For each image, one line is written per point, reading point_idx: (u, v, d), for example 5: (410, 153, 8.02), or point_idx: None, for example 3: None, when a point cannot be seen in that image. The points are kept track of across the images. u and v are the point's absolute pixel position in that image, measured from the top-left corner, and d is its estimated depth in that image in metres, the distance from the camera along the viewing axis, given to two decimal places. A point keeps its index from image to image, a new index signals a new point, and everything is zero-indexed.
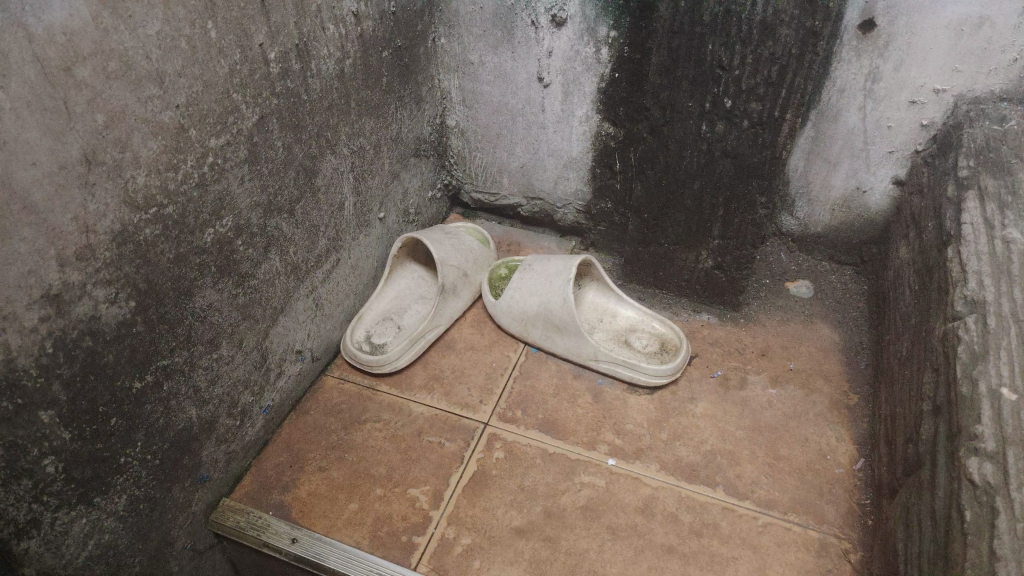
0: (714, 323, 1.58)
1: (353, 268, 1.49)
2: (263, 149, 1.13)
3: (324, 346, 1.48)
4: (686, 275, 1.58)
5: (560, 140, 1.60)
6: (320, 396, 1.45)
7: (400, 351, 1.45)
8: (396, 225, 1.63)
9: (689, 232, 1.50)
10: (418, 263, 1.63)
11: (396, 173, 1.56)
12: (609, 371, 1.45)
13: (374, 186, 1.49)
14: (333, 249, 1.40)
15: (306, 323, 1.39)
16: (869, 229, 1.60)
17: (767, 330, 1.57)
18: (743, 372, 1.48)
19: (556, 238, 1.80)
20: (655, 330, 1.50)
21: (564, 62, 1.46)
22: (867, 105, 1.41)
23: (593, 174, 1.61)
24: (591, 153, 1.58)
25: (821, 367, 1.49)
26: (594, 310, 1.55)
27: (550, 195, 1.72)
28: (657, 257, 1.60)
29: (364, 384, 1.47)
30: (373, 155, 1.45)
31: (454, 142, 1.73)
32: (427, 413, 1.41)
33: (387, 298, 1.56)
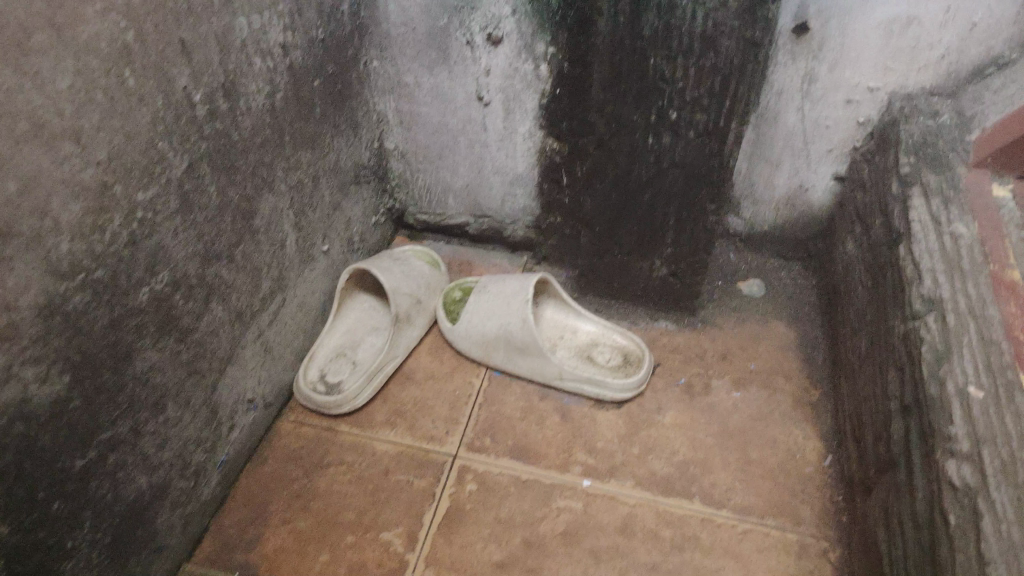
0: (673, 330, 1.57)
1: (301, 306, 1.43)
2: (195, 196, 1.07)
3: (277, 391, 1.40)
4: (642, 284, 1.57)
5: (504, 158, 1.57)
6: (277, 443, 1.38)
7: (358, 389, 1.40)
8: (342, 256, 1.56)
9: (642, 242, 1.49)
10: (367, 293, 1.58)
11: (337, 203, 1.50)
12: (576, 390, 1.42)
13: (315, 220, 1.43)
14: (278, 289, 1.33)
15: (256, 369, 1.32)
16: (813, 225, 1.65)
17: (724, 333, 1.57)
18: (707, 377, 1.48)
19: (507, 253, 1.77)
20: (617, 343, 1.48)
21: (503, 80, 1.43)
22: (804, 106, 1.45)
23: (539, 189, 1.60)
24: (537, 169, 1.56)
25: (782, 366, 1.50)
26: (555, 328, 1.52)
27: (498, 212, 1.69)
28: (611, 268, 1.57)
29: (323, 427, 1.40)
30: (312, 187, 1.39)
31: (393, 164, 1.69)
32: (392, 450, 1.35)
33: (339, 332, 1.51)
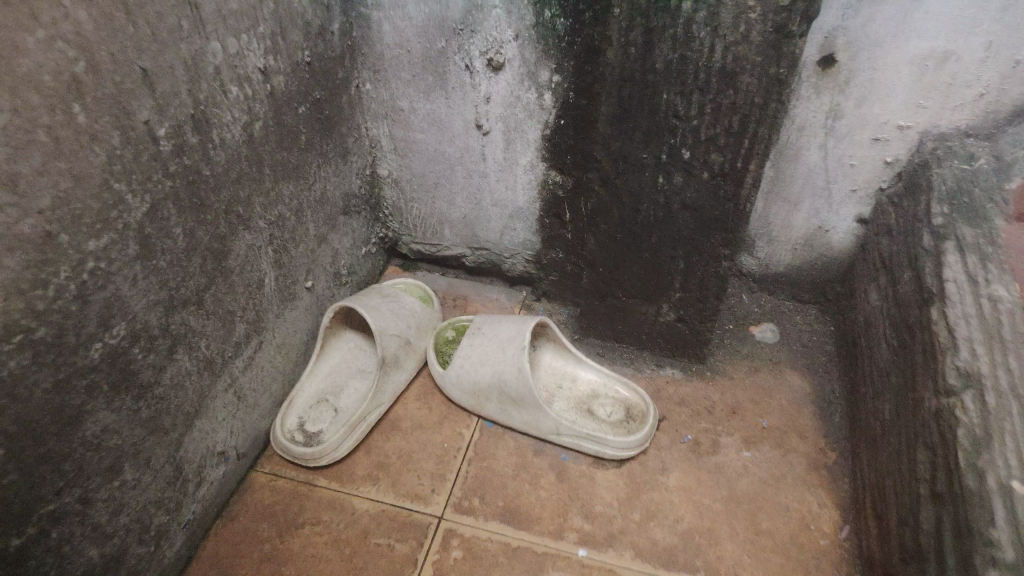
0: (679, 379, 1.46)
1: (280, 348, 1.32)
2: (159, 240, 0.97)
3: (252, 440, 1.30)
4: (647, 329, 1.46)
5: (504, 190, 1.47)
6: (250, 497, 1.28)
7: (339, 440, 1.29)
8: (328, 291, 1.46)
9: (648, 286, 1.38)
10: (353, 332, 1.48)
11: (323, 236, 1.40)
12: (573, 446, 1.32)
13: (298, 255, 1.33)
14: (254, 332, 1.23)
15: (227, 420, 1.22)
16: (832, 268, 1.54)
17: (735, 383, 1.46)
18: (715, 434, 1.37)
19: (505, 288, 1.67)
20: (619, 394, 1.37)
21: (504, 108, 1.33)
22: (828, 143, 1.35)
23: (541, 224, 1.49)
24: (538, 203, 1.46)
25: (795, 423, 1.39)
26: (553, 375, 1.41)
27: (496, 246, 1.59)
28: (614, 311, 1.47)
29: (300, 479, 1.30)
30: (295, 221, 1.29)
31: (386, 192, 1.59)
32: (373, 509, 1.25)
33: (322, 376, 1.41)
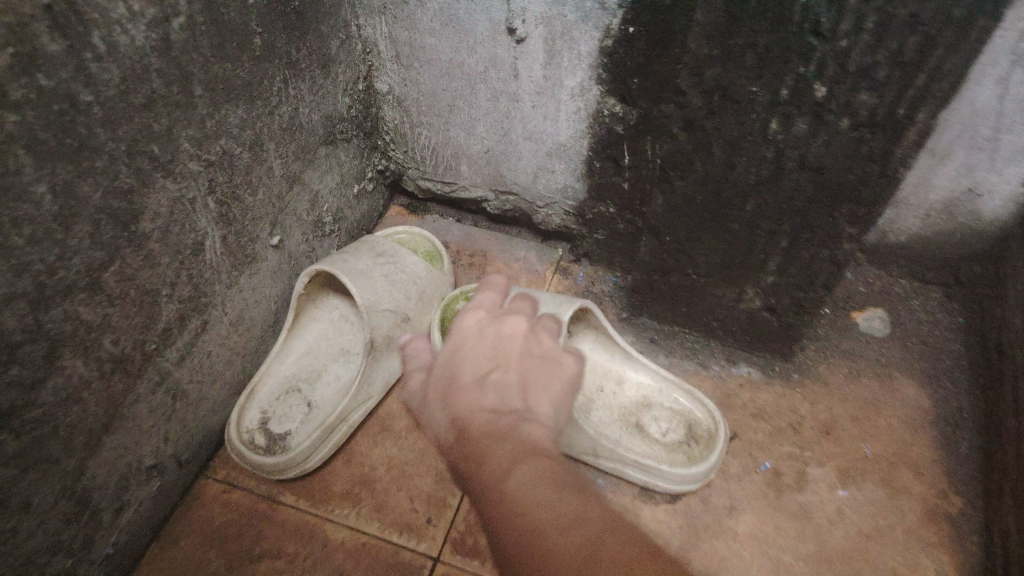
0: (758, 381, 1.12)
1: (236, 325, 1.01)
2: (4, 202, 0.63)
3: (200, 441, 1.01)
4: (720, 316, 1.11)
5: (540, 119, 1.08)
6: (196, 514, 1.00)
7: (309, 448, 0.99)
8: (305, 245, 1.13)
9: (730, 264, 1.02)
10: (339, 299, 1.16)
11: (297, 175, 1.05)
12: (614, 472, 1.00)
13: (258, 203, 0.98)
14: (193, 311, 0.91)
15: (161, 425, 0.92)
16: (975, 243, 1.14)
17: (830, 392, 1.11)
18: (800, 463, 1.04)
19: (536, 242, 1.33)
20: (677, 405, 1.03)
21: (548, 6, 0.92)
22: (1011, 75, 0.91)
23: (589, 167, 1.11)
24: (586, 139, 1.07)
25: (908, 453, 1.04)
26: (591, 372, 1.07)
27: (526, 191, 1.22)
28: (677, 291, 1.11)
29: (262, 494, 1.02)
30: (253, 158, 0.94)
31: (387, 113, 1.22)
32: (350, 542, 0.97)
33: (296, 357, 1.10)
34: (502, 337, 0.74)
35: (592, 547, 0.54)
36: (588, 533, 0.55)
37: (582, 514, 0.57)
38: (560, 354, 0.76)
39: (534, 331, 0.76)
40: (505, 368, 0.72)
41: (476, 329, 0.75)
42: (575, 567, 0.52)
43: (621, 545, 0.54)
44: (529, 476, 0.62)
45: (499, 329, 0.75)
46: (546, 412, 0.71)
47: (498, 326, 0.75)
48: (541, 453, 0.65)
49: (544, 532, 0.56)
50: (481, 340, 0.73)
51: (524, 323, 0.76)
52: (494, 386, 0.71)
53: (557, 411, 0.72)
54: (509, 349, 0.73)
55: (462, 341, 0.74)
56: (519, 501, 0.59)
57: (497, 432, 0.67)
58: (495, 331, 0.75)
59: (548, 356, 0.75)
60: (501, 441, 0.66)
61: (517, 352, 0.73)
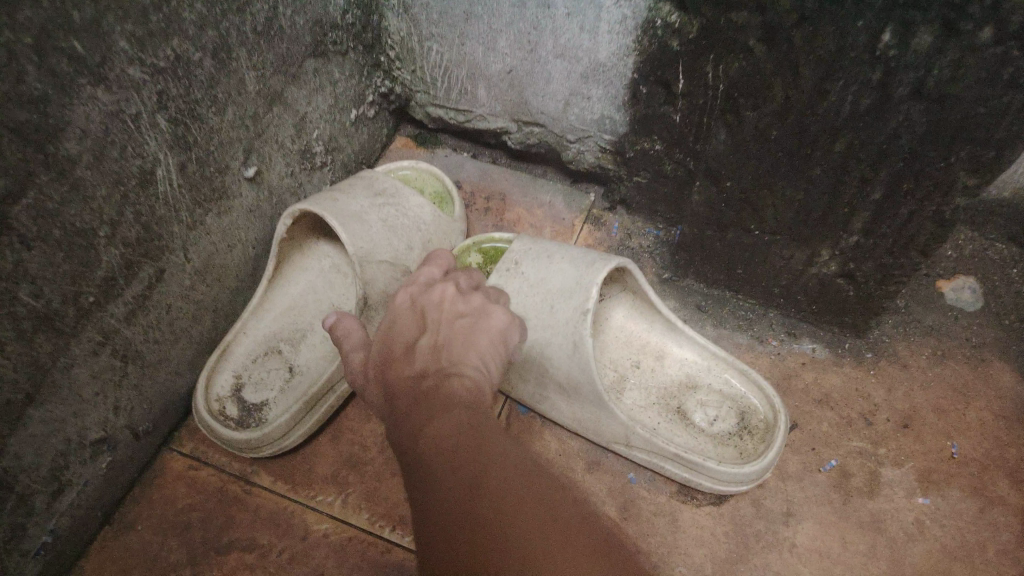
0: (824, 361, 0.95)
1: (203, 274, 0.84)
2: None
3: (161, 409, 0.86)
4: (783, 282, 0.94)
5: (575, 31, 0.88)
6: (157, 495, 0.86)
7: (289, 423, 0.83)
8: (289, 179, 0.95)
9: (804, 221, 0.84)
10: (331, 246, 0.98)
11: (276, 94, 0.87)
12: (647, 464, 0.84)
13: (227, 126, 0.80)
14: (145, 257, 0.74)
15: (108, 393, 0.76)
16: None
17: (910, 378, 0.93)
18: (872, 462, 0.87)
19: (564, 185, 1.14)
20: (727, 388, 0.86)
21: None
22: None
23: (634, 95, 0.91)
24: (631, 58, 0.87)
25: (1005, 456, 0.87)
26: (626, 345, 0.89)
27: (555, 122, 1.03)
28: (734, 251, 0.94)
29: (234, 473, 0.87)
30: (216, 68, 0.75)
31: (390, 21, 1.01)
32: (334, 535, 0.82)
33: (277, 312, 0.93)
34: (427, 302, 0.60)
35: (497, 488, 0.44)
36: (493, 491, 0.44)
37: (492, 470, 0.45)
38: (488, 308, 0.60)
39: (461, 287, 0.62)
40: (431, 332, 0.58)
41: (407, 301, 0.61)
42: (475, 524, 0.42)
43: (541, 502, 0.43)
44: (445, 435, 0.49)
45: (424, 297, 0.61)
46: (475, 382, 0.55)
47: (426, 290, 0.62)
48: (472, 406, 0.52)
49: (453, 500, 0.44)
50: (406, 312, 0.61)
51: (454, 280, 0.63)
52: (418, 362, 0.56)
53: (487, 369, 0.57)
54: (431, 317, 0.59)
55: (387, 323, 0.61)
56: (429, 465, 0.47)
57: (416, 399, 0.53)
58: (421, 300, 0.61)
59: (478, 311, 0.60)
60: (420, 410, 0.52)
61: (449, 314, 0.59)
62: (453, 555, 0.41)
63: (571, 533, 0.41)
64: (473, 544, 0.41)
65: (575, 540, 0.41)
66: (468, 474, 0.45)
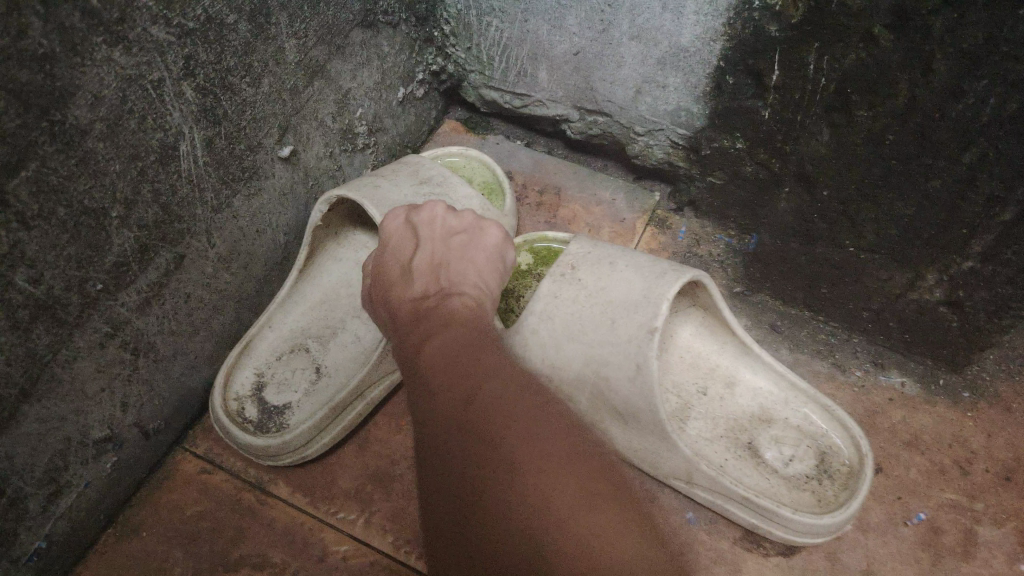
0: (915, 397, 0.85)
1: (227, 261, 0.76)
2: None
3: (175, 405, 0.79)
4: (876, 305, 0.83)
5: (656, 10, 0.78)
6: (167, 498, 0.79)
7: (312, 430, 0.75)
8: (328, 160, 0.87)
9: (910, 238, 0.73)
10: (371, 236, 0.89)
11: (318, 66, 0.78)
12: (710, 504, 0.74)
13: (261, 99, 0.72)
14: (164, 241, 0.66)
15: (116, 389, 0.69)
16: None
17: (1016, 423, 0.82)
18: (969, 519, 0.76)
19: (625, 181, 1.04)
20: (807, 424, 0.75)
21: None
22: None
23: (716, 86, 0.80)
24: (717, 44, 0.76)
25: None
26: (692, 369, 0.80)
27: (622, 111, 0.92)
28: (824, 264, 0.84)
29: (250, 480, 0.80)
30: (253, 34, 0.66)
31: None
32: (352, 559, 0.74)
33: (308, 306, 0.85)
34: (420, 222, 0.69)
35: (486, 400, 0.49)
36: (480, 415, 0.47)
37: (481, 393, 0.49)
38: (479, 227, 0.69)
39: (451, 208, 0.70)
40: (426, 251, 0.66)
41: (401, 220, 0.70)
42: (465, 437, 0.46)
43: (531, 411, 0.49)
44: (440, 361, 0.53)
45: (416, 218, 0.69)
46: (471, 296, 0.62)
47: (419, 211, 0.70)
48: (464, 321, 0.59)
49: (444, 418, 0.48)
50: (402, 233, 0.69)
51: (442, 203, 0.71)
52: (420, 278, 0.64)
53: (483, 282, 0.65)
54: (425, 235, 0.68)
55: (387, 243, 0.69)
56: (425, 390, 0.51)
57: (418, 315, 0.60)
58: (414, 221, 0.69)
59: (470, 227, 0.69)
60: (421, 323, 0.59)
61: (444, 231, 0.68)
62: (449, 460, 0.46)
63: (550, 446, 0.46)
64: (464, 454, 0.46)
65: (552, 451, 0.46)
66: (454, 398, 0.49)
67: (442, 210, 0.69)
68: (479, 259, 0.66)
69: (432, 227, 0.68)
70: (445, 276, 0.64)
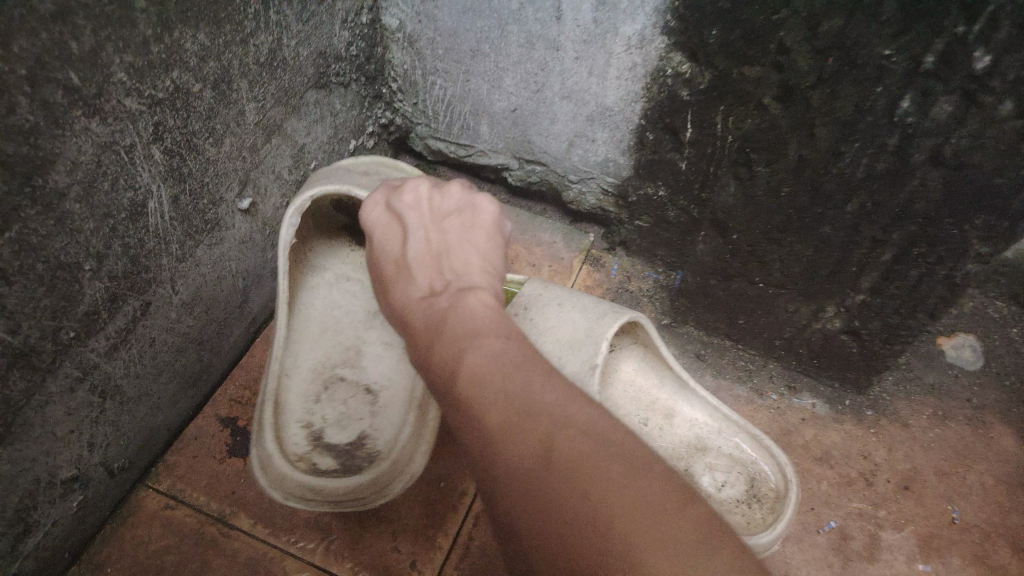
0: (825, 417, 0.94)
1: (189, 307, 0.81)
2: None
3: (140, 444, 0.83)
4: (788, 335, 0.93)
5: (583, 75, 0.87)
6: (131, 534, 0.82)
7: (410, 442, 0.77)
8: (284, 210, 0.93)
9: (810, 276, 0.83)
10: (350, 253, 0.95)
11: (275, 125, 0.85)
12: None
13: (223, 157, 0.78)
14: (132, 291, 0.71)
15: (84, 430, 0.72)
16: None
17: (911, 438, 0.92)
18: (873, 525, 0.85)
19: (563, 225, 1.12)
20: (738, 451, 0.83)
21: None
22: None
23: (638, 141, 0.90)
24: (637, 105, 0.86)
25: (1007, 524, 0.85)
26: (634, 401, 0.86)
27: (557, 162, 1.01)
28: (740, 299, 0.93)
29: (212, 514, 0.84)
30: (216, 100, 0.73)
31: (394, 55, 1.00)
32: None
33: (315, 339, 0.89)
34: (402, 206, 0.75)
35: (567, 454, 0.44)
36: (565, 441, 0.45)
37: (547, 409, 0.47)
38: (465, 204, 0.76)
39: (430, 186, 0.77)
40: (420, 239, 0.73)
41: (381, 209, 0.76)
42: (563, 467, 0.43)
43: (610, 455, 0.44)
44: (482, 375, 0.52)
45: (397, 206, 0.75)
46: (479, 266, 0.70)
47: (402, 200, 0.75)
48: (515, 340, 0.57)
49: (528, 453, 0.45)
50: (391, 223, 0.75)
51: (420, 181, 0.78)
52: (423, 269, 0.71)
53: (484, 261, 0.72)
54: (414, 219, 0.74)
55: (375, 233, 0.76)
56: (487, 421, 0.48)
57: (433, 318, 0.64)
58: (397, 208, 0.75)
59: (455, 206, 0.76)
60: (440, 319, 0.63)
61: (431, 213, 0.75)
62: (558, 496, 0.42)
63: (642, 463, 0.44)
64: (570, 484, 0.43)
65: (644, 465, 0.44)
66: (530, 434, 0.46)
67: (421, 192, 0.76)
68: (470, 233, 0.74)
69: (416, 211, 0.75)
70: (446, 264, 0.71)
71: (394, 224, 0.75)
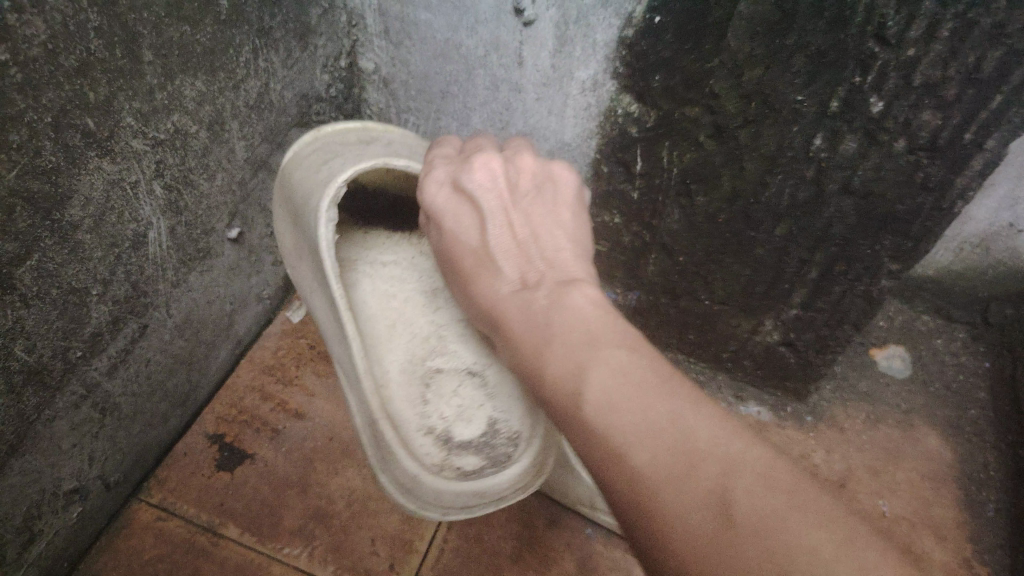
0: (769, 423, 1.04)
1: (181, 329, 0.88)
2: None
3: (134, 459, 0.88)
4: (734, 347, 1.02)
5: (544, 115, 0.95)
6: (126, 545, 0.87)
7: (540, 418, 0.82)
8: (268, 239, 1.01)
9: (749, 293, 0.92)
10: (366, 238, 0.98)
11: (262, 161, 0.92)
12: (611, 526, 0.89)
13: (216, 191, 0.85)
14: (132, 313, 0.78)
15: (85, 443, 0.78)
16: (1007, 281, 1.10)
17: (846, 440, 1.01)
18: None
19: None
20: None
21: None
22: None
23: (594, 173, 0.99)
24: (593, 141, 0.95)
25: (931, 514, 0.94)
26: None
27: None
28: (689, 316, 1.02)
29: (202, 525, 0.89)
30: (211, 139, 0.80)
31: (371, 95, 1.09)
32: None
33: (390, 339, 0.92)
34: (472, 187, 0.66)
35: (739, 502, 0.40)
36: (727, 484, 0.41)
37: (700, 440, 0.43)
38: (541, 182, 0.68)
39: (500, 161, 0.67)
40: (502, 227, 0.65)
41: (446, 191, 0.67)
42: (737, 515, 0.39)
43: (785, 503, 0.39)
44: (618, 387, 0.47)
45: (469, 183, 0.66)
46: (572, 254, 0.64)
47: (473, 184, 0.66)
48: (641, 347, 0.51)
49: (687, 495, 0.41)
50: (465, 210, 0.66)
51: (486, 155, 0.68)
52: (509, 258, 0.64)
53: (571, 241, 0.66)
54: (489, 201, 0.65)
55: (446, 222, 0.67)
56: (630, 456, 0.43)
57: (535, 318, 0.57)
58: (467, 187, 0.66)
59: (532, 184, 0.68)
60: (546, 323, 0.56)
61: (507, 192, 0.66)
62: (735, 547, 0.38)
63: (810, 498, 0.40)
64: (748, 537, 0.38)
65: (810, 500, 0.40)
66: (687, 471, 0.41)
67: (493, 169, 0.67)
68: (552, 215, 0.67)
69: (493, 197, 0.65)
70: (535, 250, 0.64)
71: (469, 212, 0.66)
